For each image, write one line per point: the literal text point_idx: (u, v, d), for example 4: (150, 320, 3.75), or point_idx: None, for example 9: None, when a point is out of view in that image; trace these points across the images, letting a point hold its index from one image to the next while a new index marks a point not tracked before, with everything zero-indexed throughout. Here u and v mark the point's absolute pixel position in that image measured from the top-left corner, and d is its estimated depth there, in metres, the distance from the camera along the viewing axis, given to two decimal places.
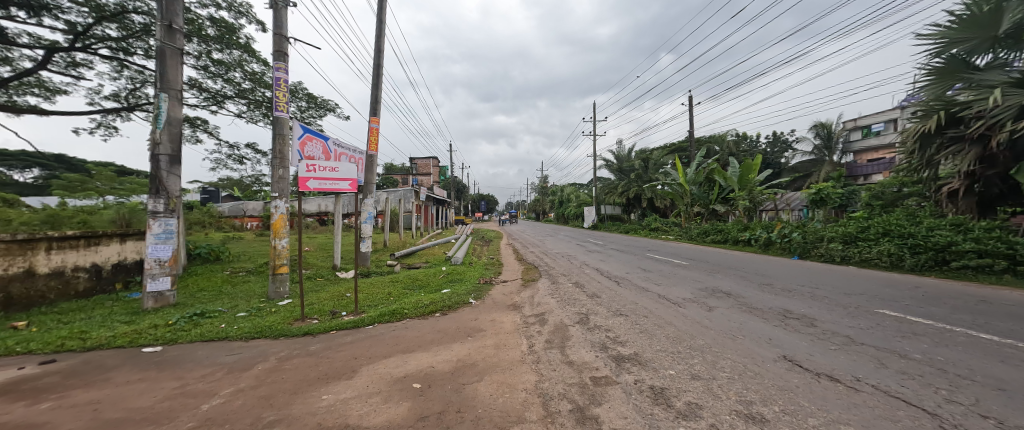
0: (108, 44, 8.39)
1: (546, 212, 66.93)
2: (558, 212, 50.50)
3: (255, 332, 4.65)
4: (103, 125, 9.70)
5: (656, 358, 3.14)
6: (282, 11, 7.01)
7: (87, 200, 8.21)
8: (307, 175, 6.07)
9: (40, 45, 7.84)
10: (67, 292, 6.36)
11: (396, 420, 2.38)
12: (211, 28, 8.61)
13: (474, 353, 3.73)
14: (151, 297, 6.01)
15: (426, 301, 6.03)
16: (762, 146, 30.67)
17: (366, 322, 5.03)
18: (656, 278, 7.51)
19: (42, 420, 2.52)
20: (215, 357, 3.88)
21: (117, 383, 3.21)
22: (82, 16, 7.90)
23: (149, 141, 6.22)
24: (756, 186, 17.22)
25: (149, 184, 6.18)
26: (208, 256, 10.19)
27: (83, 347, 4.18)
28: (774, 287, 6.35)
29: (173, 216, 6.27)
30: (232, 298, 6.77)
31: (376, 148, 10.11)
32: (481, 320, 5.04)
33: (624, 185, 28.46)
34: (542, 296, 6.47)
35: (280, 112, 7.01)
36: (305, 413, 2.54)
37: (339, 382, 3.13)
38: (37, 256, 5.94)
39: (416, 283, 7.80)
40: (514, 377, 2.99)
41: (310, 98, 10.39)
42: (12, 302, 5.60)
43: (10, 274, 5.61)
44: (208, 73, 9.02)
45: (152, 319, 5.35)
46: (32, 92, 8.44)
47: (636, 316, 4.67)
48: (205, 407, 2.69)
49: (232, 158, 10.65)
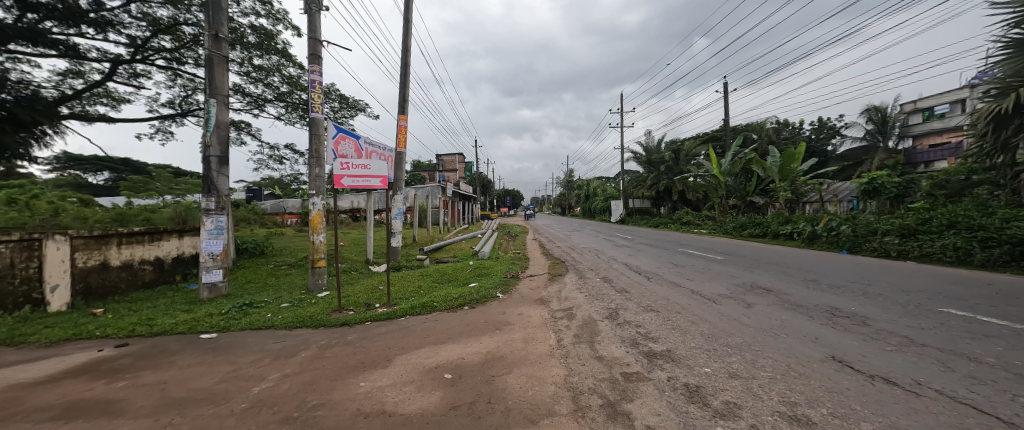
0: (164, 55, 9.09)
1: (573, 207, 66.16)
2: (583, 206, 49.84)
3: (298, 321, 4.94)
4: (161, 130, 10.57)
5: (690, 355, 3.04)
6: (316, 15, 7.29)
7: (149, 200, 8.83)
8: (341, 172, 6.35)
9: (107, 58, 8.62)
10: (135, 282, 7.04)
11: (430, 408, 2.46)
12: (252, 35, 9.13)
13: (503, 346, 3.77)
14: (207, 288, 6.53)
15: (455, 295, 6.15)
16: (806, 133, 28.65)
17: (399, 313, 5.21)
18: (689, 273, 7.24)
19: (118, 397, 2.81)
20: (262, 344, 4.16)
21: (181, 365, 3.53)
22: (141, 30, 8.59)
23: (200, 144, 6.69)
24: (799, 176, 16.18)
25: (202, 183, 6.67)
26: (254, 250, 10.90)
27: (150, 333, 4.60)
28: (819, 283, 5.98)
29: (223, 213, 6.77)
30: (276, 290, 7.22)
31: (404, 145, 10.37)
32: (510, 314, 5.09)
33: (653, 178, 27.70)
34: (569, 290, 6.42)
35: (316, 114, 7.34)
36: (345, 398, 2.68)
37: (374, 370, 3.26)
38: (110, 250, 6.58)
39: (445, 277, 7.98)
40: (543, 371, 3.02)
41: (343, 98, 10.82)
42: (91, 291, 6.24)
43: (90, 266, 6.25)
44: (250, 79, 9.57)
45: (208, 308, 5.80)
46: (102, 101, 9.33)
47: (668, 312, 4.54)
48: (256, 390, 2.90)
49: (273, 158, 11.34)
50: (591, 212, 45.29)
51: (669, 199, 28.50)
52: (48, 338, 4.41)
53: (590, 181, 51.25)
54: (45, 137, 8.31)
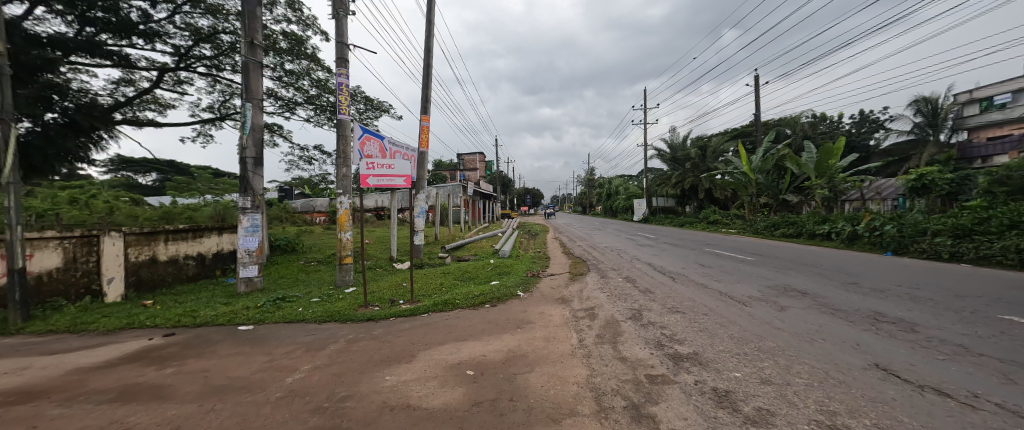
0: (205, 62, 9.63)
1: (595, 206, 65.23)
2: (604, 205, 49.06)
3: (327, 315, 5.14)
4: (202, 134, 11.22)
5: (718, 358, 2.94)
6: (343, 20, 7.52)
7: (192, 199, 9.41)
8: (367, 172, 6.55)
9: (154, 66, 9.22)
10: (180, 276, 7.52)
11: (453, 404, 2.49)
12: (284, 41, 9.53)
13: (524, 344, 3.78)
14: (244, 282, 6.89)
15: (476, 292, 6.22)
16: (845, 126, 27.01)
17: (422, 310, 5.32)
18: (717, 274, 7.00)
19: (167, 382, 3.01)
20: (294, 336, 4.35)
21: (221, 355, 3.75)
22: (184, 39, 9.14)
23: (238, 146, 7.06)
24: (838, 172, 15.25)
25: (239, 183, 7.05)
26: (286, 247, 11.40)
27: (194, 323, 4.91)
28: (859, 287, 5.63)
29: (258, 212, 7.11)
30: (306, 285, 7.53)
31: (427, 145, 10.55)
32: (531, 312, 5.09)
33: (678, 176, 26.89)
34: (591, 290, 6.34)
35: (343, 116, 7.58)
36: (372, 391, 2.76)
37: (399, 364, 3.35)
38: (158, 246, 7.06)
39: (466, 274, 8.08)
40: (565, 370, 3.00)
41: (368, 100, 11.12)
42: (142, 284, 6.72)
43: (140, 261, 6.72)
44: (282, 83, 9.98)
45: (245, 301, 6.13)
46: (150, 107, 10.01)
47: (695, 314, 4.41)
48: (289, 380, 3.04)
49: (303, 159, 11.79)
50: (613, 211, 44.51)
51: (695, 198, 27.60)
52: (105, 327, 4.79)
53: (612, 179, 50.39)
54: (102, 141, 9.00)
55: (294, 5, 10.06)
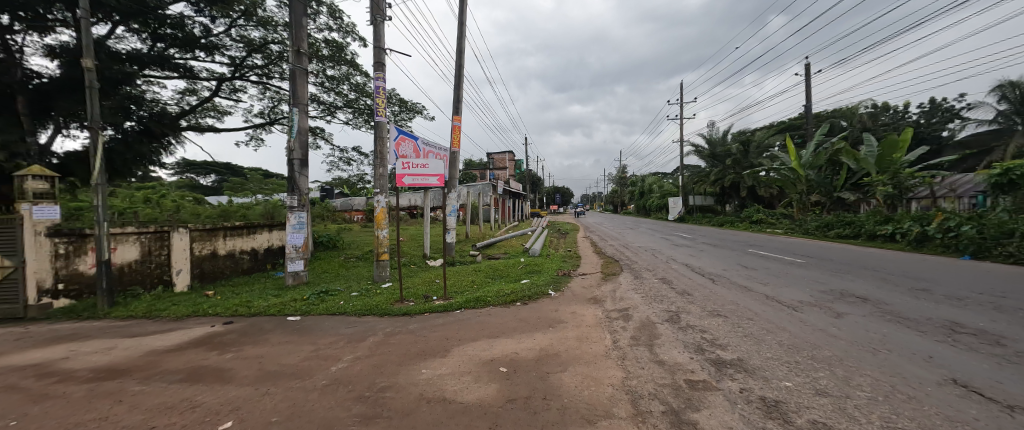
0: (257, 71, 10.36)
1: (627, 205, 63.34)
2: (637, 204, 47.62)
3: (366, 309, 5.38)
4: (254, 138, 12.09)
5: (766, 366, 2.76)
6: (381, 26, 7.81)
7: (245, 198, 10.12)
8: (403, 171, 6.87)
9: (214, 77, 10.05)
10: (237, 269, 8.16)
11: (487, 399, 2.53)
12: (326, 48, 10.05)
13: (557, 343, 3.75)
14: (291, 276, 7.36)
15: (507, 290, 6.26)
16: (912, 117, 24.46)
17: (454, 306, 5.43)
18: (762, 277, 6.58)
19: (227, 366, 3.28)
20: (337, 328, 4.60)
21: (273, 343, 4.03)
22: (239, 51, 9.89)
23: (286, 149, 7.53)
24: (903, 167, 13.84)
25: (287, 183, 7.53)
26: (328, 243, 12.06)
27: (249, 313, 5.32)
28: (930, 294, 5.08)
29: (304, 210, 7.56)
30: (346, 280, 7.93)
31: (458, 145, 10.72)
32: (562, 311, 5.05)
33: (717, 173, 25.56)
34: (625, 291, 6.17)
35: (380, 118, 7.87)
36: (409, 383, 2.85)
37: (434, 358, 3.44)
38: (218, 241, 7.70)
39: (497, 272, 8.15)
40: (599, 371, 2.94)
41: (402, 102, 11.49)
42: (205, 276, 7.36)
43: (203, 254, 7.37)
44: (324, 88, 10.54)
45: (293, 293, 6.55)
46: (210, 114, 10.92)
47: (738, 318, 4.18)
48: (334, 369, 3.21)
49: (343, 160, 12.39)
50: (646, 210, 43.07)
51: (737, 196, 26.12)
52: (175, 314, 5.30)
53: (646, 177, 48.73)
54: (171, 146, 9.94)
55: (334, 14, 10.59)
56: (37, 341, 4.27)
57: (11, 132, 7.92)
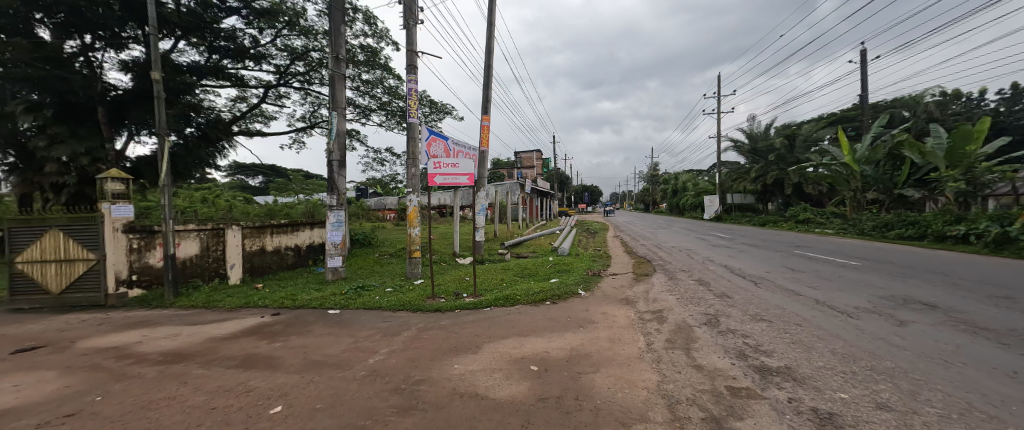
0: (299, 78, 10.96)
1: (659, 203, 61.24)
2: (670, 202, 45.89)
3: (400, 304, 5.56)
4: (296, 140, 12.81)
5: (818, 376, 2.58)
6: (413, 29, 8.01)
7: (289, 198, 10.76)
8: (434, 171, 7.09)
9: (262, 84, 10.75)
10: (283, 264, 8.70)
11: (519, 397, 2.54)
12: (361, 53, 10.46)
13: (588, 343, 3.70)
14: (331, 271, 7.75)
15: (536, 289, 6.23)
16: (991, 104, 21.87)
17: (484, 304, 5.49)
18: (811, 281, 6.14)
19: (276, 355, 3.51)
20: (374, 322, 4.79)
21: (316, 334, 4.26)
22: (284, 59, 10.51)
23: (326, 151, 7.91)
24: (980, 160, 12.40)
25: (327, 184, 7.92)
26: (364, 240, 12.56)
27: (293, 306, 5.65)
28: (1014, 303, 4.53)
29: (342, 209, 7.92)
30: (381, 276, 8.24)
31: (487, 144, 10.82)
32: (593, 312, 4.96)
33: (759, 169, 24.10)
34: (658, 292, 5.97)
35: (412, 119, 8.07)
36: (442, 378, 2.92)
37: (466, 354, 3.50)
38: (266, 238, 8.23)
39: (526, 271, 8.15)
40: (632, 374, 2.87)
41: (432, 103, 11.73)
42: (255, 270, 7.90)
43: (253, 250, 7.91)
44: (360, 92, 10.97)
45: (332, 288, 6.89)
46: (258, 119, 11.69)
47: (785, 323, 3.92)
48: (371, 360, 3.35)
49: (377, 160, 12.86)
50: (679, 209, 41.40)
51: (781, 194, 24.52)
52: (229, 305, 5.73)
53: (679, 174, 46.90)
54: (225, 150, 10.74)
55: (370, 20, 10.99)
56: (115, 326, 4.76)
57: (93, 140, 8.93)
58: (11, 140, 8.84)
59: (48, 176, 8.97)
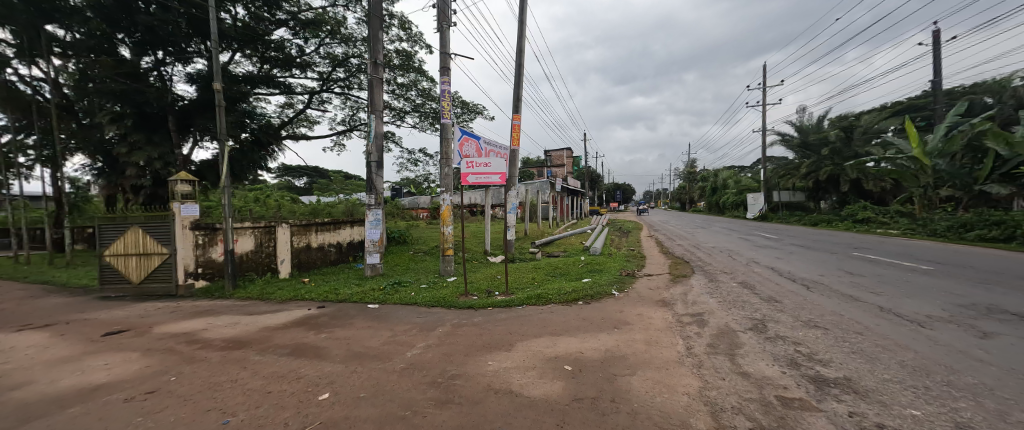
0: (340, 84, 11.53)
1: (697, 202, 58.52)
2: (709, 200, 43.67)
3: (435, 300, 5.72)
4: (337, 143, 13.49)
5: (883, 389, 2.36)
6: (447, 32, 8.17)
7: (331, 198, 11.35)
8: (466, 171, 7.24)
9: (307, 91, 11.42)
10: (326, 259, 9.21)
11: (553, 396, 2.53)
12: (397, 58, 10.82)
13: (623, 345, 3.62)
14: (370, 267, 8.10)
15: (568, 289, 6.18)
16: None
17: (516, 302, 5.51)
18: (873, 286, 5.61)
19: (322, 345, 3.72)
20: (411, 317, 4.96)
21: (358, 327, 4.48)
22: (327, 66, 11.10)
23: (365, 153, 8.27)
24: None
25: (366, 184, 8.28)
26: (400, 238, 13.02)
27: (337, 299, 5.97)
28: None
29: (380, 208, 8.25)
30: (416, 272, 8.51)
31: (518, 143, 10.83)
32: (628, 313, 4.84)
33: (810, 164, 22.39)
34: (697, 294, 5.72)
35: (446, 120, 8.25)
36: (477, 373, 2.97)
37: (499, 351, 3.53)
38: (311, 235, 8.74)
39: (558, 270, 8.09)
40: (671, 378, 2.77)
41: (464, 104, 11.92)
42: (302, 265, 8.43)
43: (300, 246, 8.44)
44: (395, 95, 11.36)
45: (371, 283, 7.20)
46: (304, 124, 12.43)
47: (842, 332, 3.62)
48: (409, 354, 3.46)
49: (411, 161, 13.28)
50: (719, 207, 39.32)
51: (835, 191, 22.62)
52: (280, 297, 6.16)
53: (720, 171, 44.51)
54: (274, 153, 11.53)
55: (405, 25, 11.35)
56: (184, 314, 5.25)
57: (164, 146, 9.96)
58: (100, 148, 10.34)
59: (129, 178, 10.20)
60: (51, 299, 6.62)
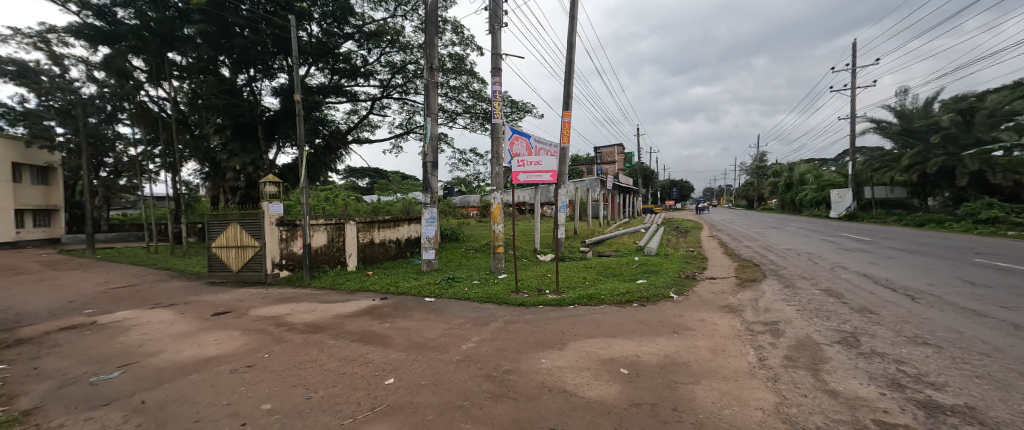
0: (399, 90, 12.24)
1: (768, 199, 53.01)
2: (781, 197, 39.34)
3: (486, 296, 5.85)
4: (396, 146, 14.34)
5: (1023, 424, 1.96)
6: (498, 33, 8.28)
7: (390, 196, 12.10)
8: (518, 169, 7.29)
9: (370, 97, 12.28)
10: (387, 254, 9.84)
11: (610, 399, 2.46)
12: (449, 61, 11.20)
13: (684, 351, 3.41)
14: (426, 262, 8.50)
15: (622, 290, 5.96)
16: None
17: (567, 302, 5.45)
18: (1004, 300, 4.66)
19: (386, 334, 3.99)
20: (464, 311, 5.13)
21: (417, 318, 4.74)
22: (387, 74, 11.84)
23: (421, 154, 8.68)
24: None
25: (422, 183, 8.70)
26: (452, 235, 13.50)
27: (397, 292, 6.36)
28: None
29: (435, 206, 8.61)
30: (468, 269, 8.76)
31: (568, 140, 10.65)
32: (689, 318, 4.55)
33: (913, 155, 19.18)
34: (770, 301, 5.21)
35: (497, 120, 8.36)
36: (530, 370, 2.99)
37: (552, 350, 3.52)
38: (373, 231, 9.38)
39: (610, 270, 7.83)
40: (742, 390, 2.55)
41: (513, 103, 12.01)
42: (366, 259, 9.10)
43: (364, 241, 9.10)
44: (448, 98, 11.79)
45: (428, 278, 7.56)
46: (367, 128, 13.39)
47: (962, 352, 3.06)
48: (465, 347, 3.58)
49: (463, 160, 13.70)
50: (795, 206, 35.24)
51: (948, 185, 19.15)
52: (348, 288, 6.71)
53: (796, 165, 39.83)
54: (342, 156, 12.58)
55: (458, 29, 11.71)
56: (270, 300, 5.94)
57: (254, 152, 11.35)
58: (207, 155, 12.05)
59: (229, 180, 11.80)
60: (172, 283, 7.88)
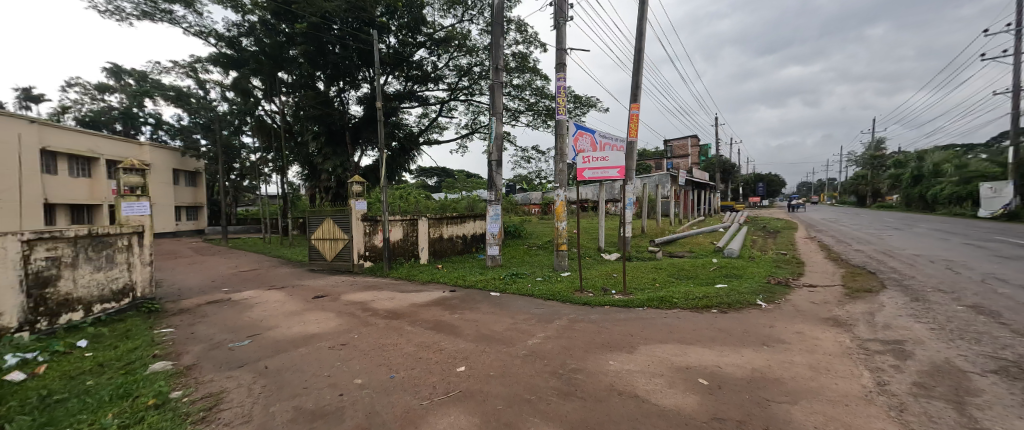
0: (465, 92, 12.76)
1: (886, 195, 44.49)
2: (905, 192, 32.70)
3: (550, 294, 5.84)
4: (462, 146, 14.97)
5: None
6: (563, 27, 8.15)
7: (456, 194, 12.66)
8: (583, 165, 7.09)
9: (439, 100, 13.01)
10: (455, 249, 10.34)
11: (687, 410, 2.29)
12: (513, 60, 11.36)
13: (776, 366, 3.04)
14: (491, 258, 8.74)
15: (698, 293, 5.51)
16: None
17: (636, 304, 5.19)
18: None
19: (456, 325, 4.19)
20: (529, 307, 5.18)
21: (484, 311, 4.91)
22: (455, 77, 12.42)
23: (486, 153, 8.93)
24: None
25: (487, 181, 8.96)
26: (515, 232, 13.70)
27: (464, 285, 6.67)
28: None
29: (499, 203, 8.82)
30: (530, 265, 8.82)
31: (636, 134, 10.11)
32: (780, 329, 4.05)
33: None
34: (889, 315, 4.39)
35: (560, 116, 8.23)
36: (598, 371, 2.91)
37: (620, 352, 3.39)
38: (442, 227, 9.92)
39: (683, 272, 7.29)
40: (852, 418, 2.20)
41: (577, 98, 11.72)
42: (436, 252, 9.67)
43: (434, 236, 9.67)
44: (511, 96, 11.97)
45: (492, 273, 7.77)
46: (436, 130, 14.20)
47: None
48: (530, 343, 3.61)
49: (525, 157, 13.80)
50: (925, 202, 29.03)
51: None
52: (421, 280, 7.21)
53: (927, 154, 32.75)
54: (414, 157, 13.54)
55: (522, 28, 11.81)
56: (357, 287, 6.62)
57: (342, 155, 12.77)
58: (306, 159, 13.87)
59: (323, 181, 13.45)
60: (282, 268, 9.25)
